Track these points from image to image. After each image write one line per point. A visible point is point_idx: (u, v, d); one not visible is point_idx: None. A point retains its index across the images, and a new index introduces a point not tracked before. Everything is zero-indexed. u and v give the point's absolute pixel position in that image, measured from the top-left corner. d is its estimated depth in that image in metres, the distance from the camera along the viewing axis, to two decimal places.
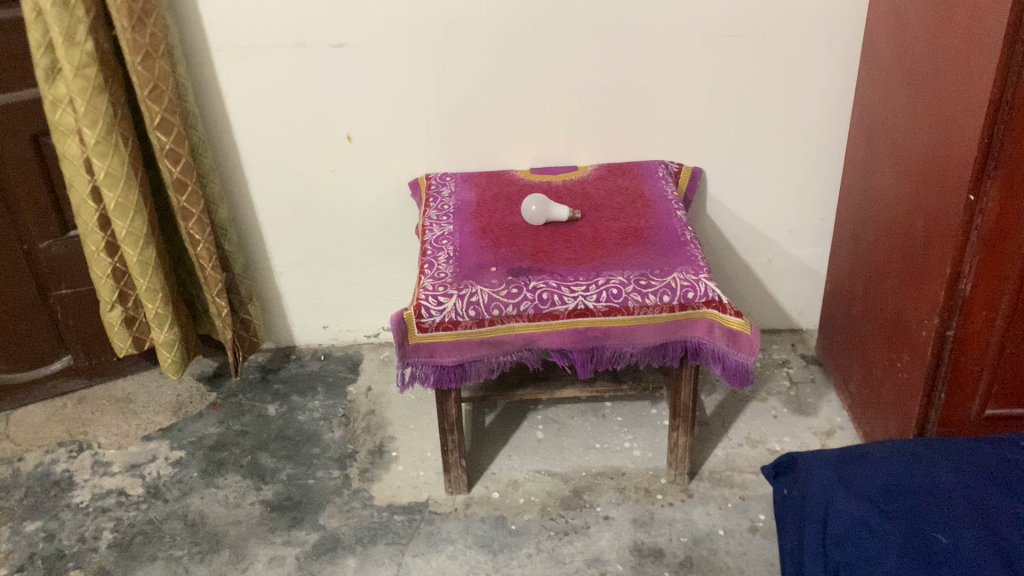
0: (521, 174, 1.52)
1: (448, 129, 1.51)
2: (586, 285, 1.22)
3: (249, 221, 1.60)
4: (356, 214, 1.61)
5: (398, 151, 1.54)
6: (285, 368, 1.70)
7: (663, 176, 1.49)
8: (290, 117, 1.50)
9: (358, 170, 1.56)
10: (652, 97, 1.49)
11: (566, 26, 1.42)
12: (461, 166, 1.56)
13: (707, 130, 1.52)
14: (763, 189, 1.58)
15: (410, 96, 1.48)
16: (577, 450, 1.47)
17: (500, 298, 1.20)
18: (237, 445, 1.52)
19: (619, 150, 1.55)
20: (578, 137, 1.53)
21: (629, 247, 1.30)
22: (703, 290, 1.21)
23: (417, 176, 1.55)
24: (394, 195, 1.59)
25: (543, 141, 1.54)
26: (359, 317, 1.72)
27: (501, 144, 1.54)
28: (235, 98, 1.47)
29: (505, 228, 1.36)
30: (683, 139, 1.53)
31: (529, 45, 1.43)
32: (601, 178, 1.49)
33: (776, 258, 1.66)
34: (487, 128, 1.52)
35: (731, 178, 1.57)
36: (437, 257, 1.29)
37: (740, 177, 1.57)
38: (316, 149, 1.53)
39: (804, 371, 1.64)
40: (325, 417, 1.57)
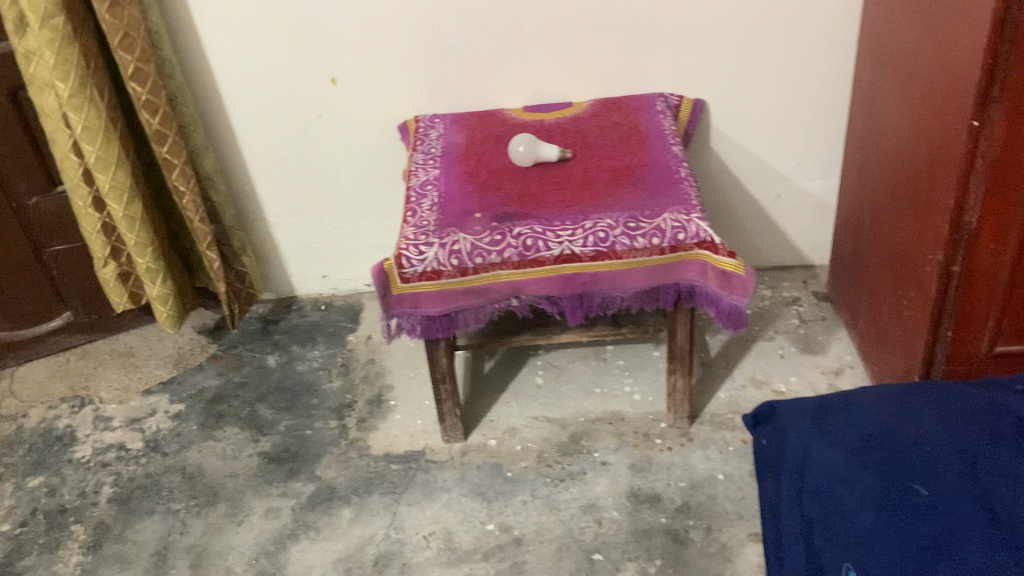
0: (513, 113, 1.46)
1: (437, 67, 1.46)
2: (573, 230, 1.17)
3: (239, 170, 1.57)
4: (347, 161, 1.57)
5: (386, 93, 1.49)
6: (285, 319, 1.69)
7: (662, 111, 1.43)
8: (273, 63, 1.45)
9: (347, 115, 1.51)
10: (647, 27, 1.42)
11: None
12: (452, 107, 1.51)
13: (707, 59, 1.45)
14: (767, 120, 1.51)
15: (396, 35, 1.42)
16: (577, 395, 1.45)
17: (483, 246, 1.17)
18: (236, 398, 1.52)
19: (615, 84, 1.48)
20: (572, 72, 1.47)
21: (620, 189, 1.25)
22: (694, 231, 1.16)
23: (407, 120, 1.50)
24: (385, 140, 1.54)
25: (536, 78, 1.48)
26: (359, 265, 1.70)
27: (492, 82, 1.48)
28: (216, 44, 1.43)
29: (493, 172, 1.31)
30: (683, 70, 1.46)
31: None
32: (595, 115, 1.43)
33: (785, 192, 1.60)
34: (477, 66, 1.46)
35: (732, 110, 1.50)
36: (421, 204, 1.26)
37: (742, 108, 1.50)
38: (303, 95, 1.49)
39: (815, 309, 1.59)
40: (324, 367, 1.56)
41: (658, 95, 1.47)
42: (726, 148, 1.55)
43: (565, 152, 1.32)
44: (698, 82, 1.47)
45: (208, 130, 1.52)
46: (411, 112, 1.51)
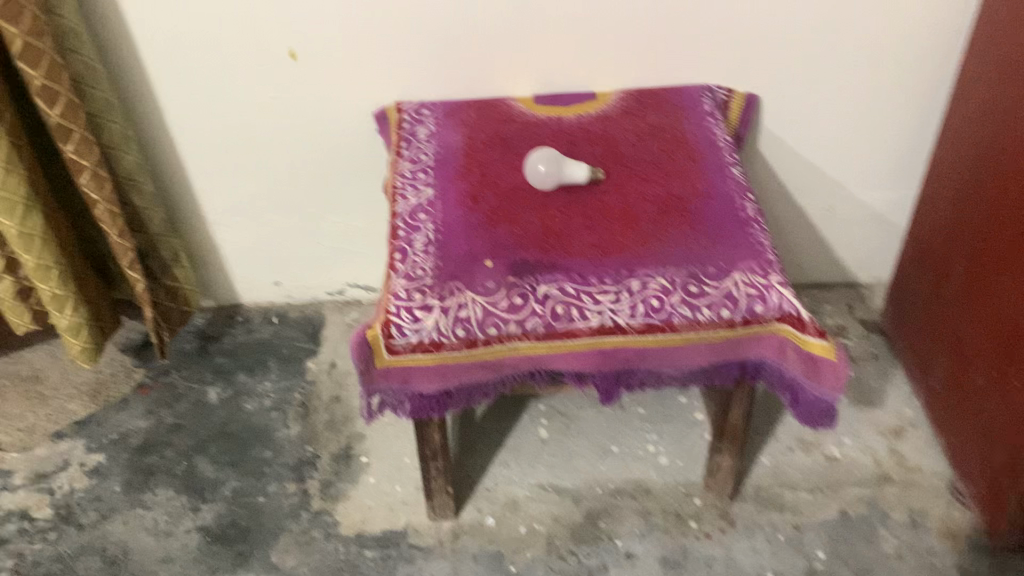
0: (523, 107, 1.16)
1: (429, 45, 1.15)
2: (616, 293, 0.90)
3: (170, 159, 1.24)
4: (308, 152, 1.26)
5: (361, 73, 1.17)
6: (228, 336, 1.39)
7: (710, 111, 1.14)
8: (214, 32, 1.11)
9: (309, 96, 1.19)
10: (701, 5, 1.11)
11: None
12: (444, 93, 1.20)
13: (769, 46, 1.15)
14: (828, 121, 1.24)
15: (377, 2, 1.10)
16: (592, 457, 1.19)
17: (497, 313, 0.89)
18: (169, 447, 1.23)
19: (650, 72, 1.19)
20: (599, 56, 1.17)
21: (671, 230, 0.96)
22: (775, 301, 0.89)
23: (387, 107, 1.19)
24: (357, 128, 1.23)
25: (553, 61, 1.17)
26: (320, 271, 1.40)
27: (497, 64, 1.17)
28: (136, 5, 1.08)
29: (503, 196, 1.02)
30: (737, 59, 1.17)
31: None
32: (627, 114, 1.13)
33: (838, 203, 1.34)
34: (480, 44, 1.15)
35: (789, 108, 1.22)
36: (413, 243, 0.96)
37: (801, 106, 1.22)
38: (255, 72, 1.16)
39: (864, 342, 1.35)
40: (277, 407, 1.28)
41: (701, 87, 1.18)
42: (776, 152, 1.28)
43: (596, 172, 1.02)
44: (753, 74, 1.18)
45: (126, 109, 1.18)
46: (391, 96, 1.20)
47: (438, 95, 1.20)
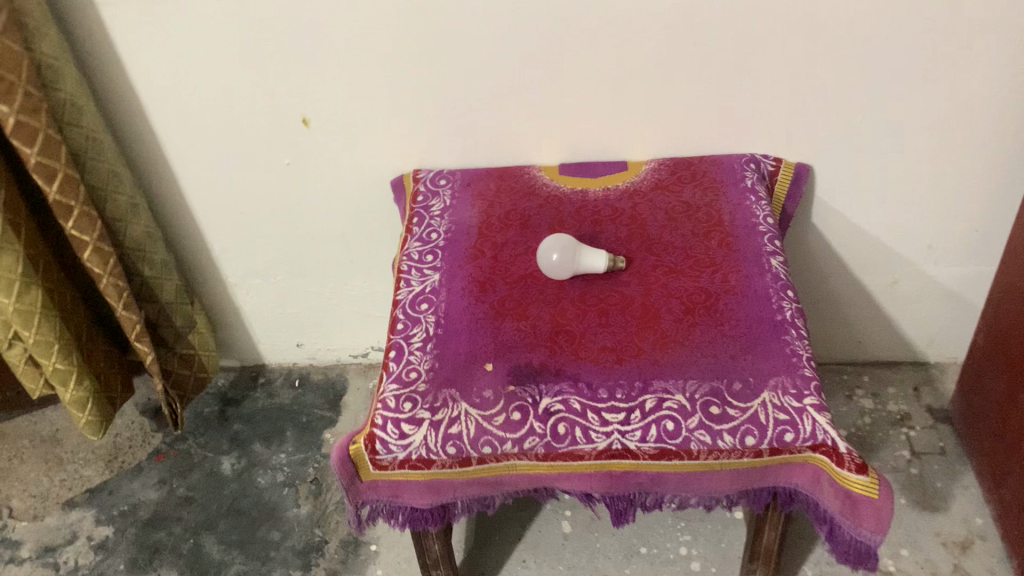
0: (548, 178, 1.07)
1: (449, 114, 1.06)
2: (626, 411, 0.80)
3: (185, 225, 1.20)
4: (325, 220, 1.19)
5: (377, 141, 1.10)
6: (249, 400, 1.35)
7: (753, 187, 1.02)
8: (222, 103, 1.05)
9: (324, 165, 1.13)
10: (747, 73, 1.00)
11: None
12: (466, 160, 1.12)
13: (825, 116, 1.03)
14: (892, 193, 1.11)
15: (392, 74, 1.02)
16: (616, 557, 1.10)
17: (492, 430, 0.80)
18: (178, 522, 1.19)
19: (690, 140, 1.08)
20: (634, 125, 1.06)
21: (695, 334, 0.86)
22: (809, 428, 0.78)
23: (404, 176, 1.12)
24: (375, 196, 1.16)
25: (582, 128, 1.07)
26: (343, 335, 1.34)
27: (523, 132, 1.08)
28: (141, 77, 1.02)
29: (513, 285, 0.93)
30: (787, 128, 1.05)
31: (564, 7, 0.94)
32: (660, 190, 1.03)
33: (904, 277, 1.20)
34: (503, 112, 1.06)
35: (847, 180, 1.10)
36: (410, 339, 0.88)
37: (861, 177, 1.10)
38: (267, 140, 1.09)
39: (930, 434, 1.21)
40: (290, 483, 1.23)
41: (744, 158, 1.06)
42: (833, 223, 1.15)
43: (617, 259, 0.92)
44: (805, 144, 1.07)
45: (138, 176, 1.14)
46: (410, 164, 1.13)
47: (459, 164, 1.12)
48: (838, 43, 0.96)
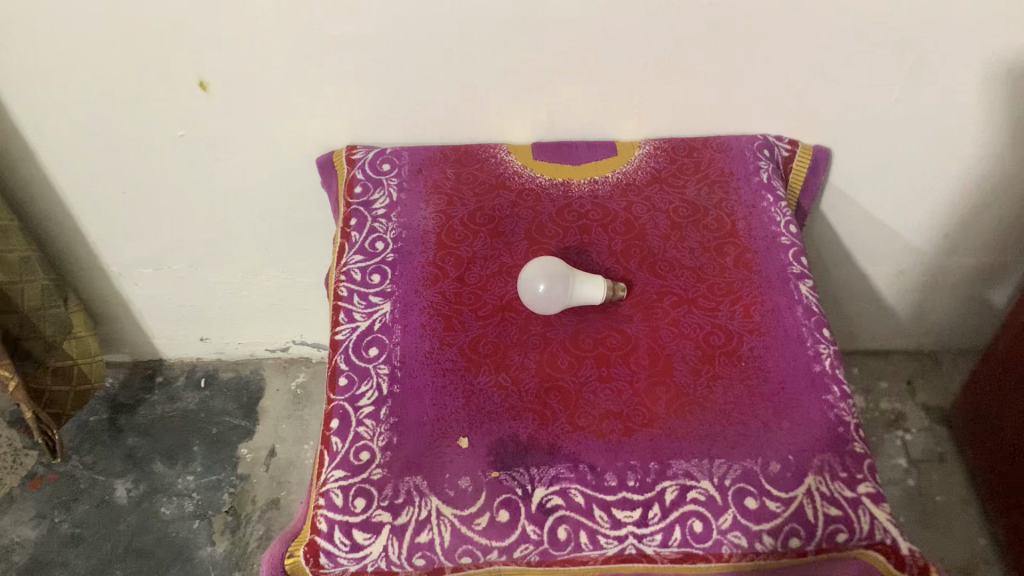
0: (519, 163, 0.86)
1: (394, 83, 0.83)
2: (641, 508, 0.63)
3: (50, 209, 0.94)
4: (234, 202, 0.95)
5: (302, 113, 0.86)
6: (144, 405, 1.13)
7: (769, 181, 0.84)
8: (91, 68, 0.79)
9: (232, 140, 0.88)
10: (775, 43, 0.79)
11: None
12: (413, 135, 0.89)
13: (862, 97, 0.84)
14: (919, 185, 0.94)
15: (322, 30, 0.77)
16: None
17: (472, 537, 0.62)
18: (64, 570, 0.99)
19: (692, 117, 0.88)
20: (626, 99, 0.86)
21: (719, 391, 0.69)
22: (865, 526, 0.63)
23: (335, 152, 0.88)
24: (298, 176, 0.93)
25: (561, 102, 0.86)
26: (259, 327, 1.13)
27: (487, 104, 0.86)
28: None
29: (487, 321, 0.73)
30: (811, 108, 0.86)
31: None
32: (657, 185, 0.84)
33: (910, 266, 1.06)
34: (463, 81, 0.83)
35: (870, 168, 0.93)
36: (358, 399, 0.69)
37: (887, 166, 0.92)
38: (154, 111, 0.84)
39: (926, 438, 1.11)
40: (200, 514, 1.03)
41: (754, 142, 0.88)
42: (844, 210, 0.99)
43: (614, 288, 0.74)
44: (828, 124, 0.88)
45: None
46: (342, 140, 0.89)
47: (403, 140, 0.90)
48: (898, 10, 0.76)
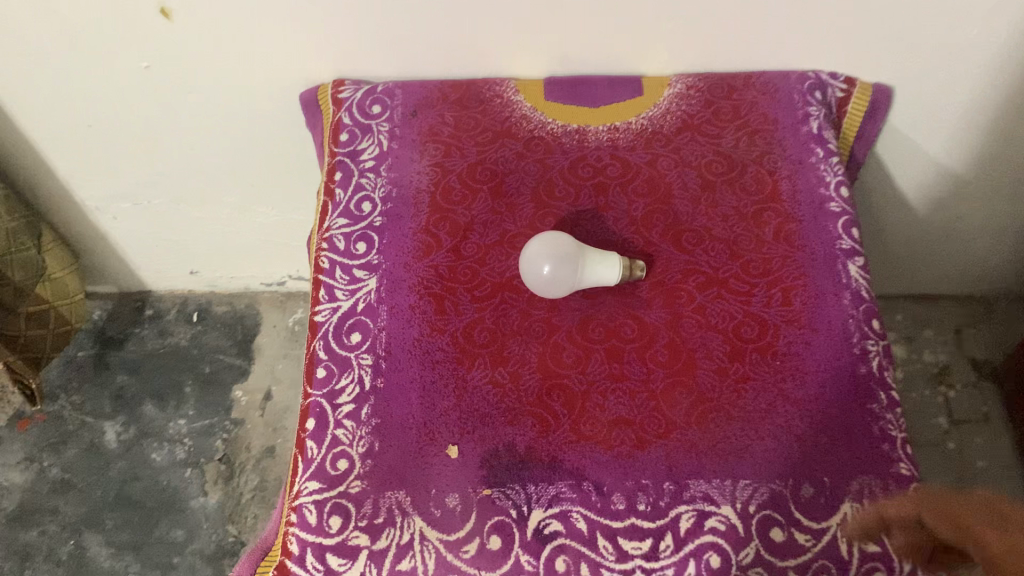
0: (529, 106, 0.74)
1: (382, 12, 0.71)
2: (652, 538, 0.56)
3: (10, 145, 0.85)
4: (211, 134, 0.85)
5: (279, 44, 0.74)
6: (134, 340, 1.07)
7: (819, 131, 0.72)
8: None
9: (200, 73, 0.77)
10: None
11: None
12: (409, 68, 0.78)
13: (939, 36, 0.70)
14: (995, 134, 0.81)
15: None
16: None
17: (459, 567, 0.55)
18: (53, 518, 0.95)
19: (731, 50, 0.75)
20: (655, 31, 0.73)
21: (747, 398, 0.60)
22: (905, 566, 0.55)
23: (320, 88, 0.77)
24: (280, 111, 0.82)
25: (578, 33, 0.73)
26: (251, 262, 1.04)
27: (491, 35, 0.73)
28: None
29: (484, 304, 0.64)
30: (875, 48, 0.73)
31: None
32: (688, 133, 0.72)
33: (972, 216, 0.94)
34: (463, 11, 0.71)
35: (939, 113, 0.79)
36: (338, 395, 0.61)
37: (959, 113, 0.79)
38: (109, 41, 0.73)
39: (972, 396, 1.02)
40: (192, 462, 0.99)
41: (804, 82, 0.74)
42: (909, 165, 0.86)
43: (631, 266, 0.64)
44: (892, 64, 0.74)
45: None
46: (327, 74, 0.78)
47: (397, 74, 0.78)
48: None
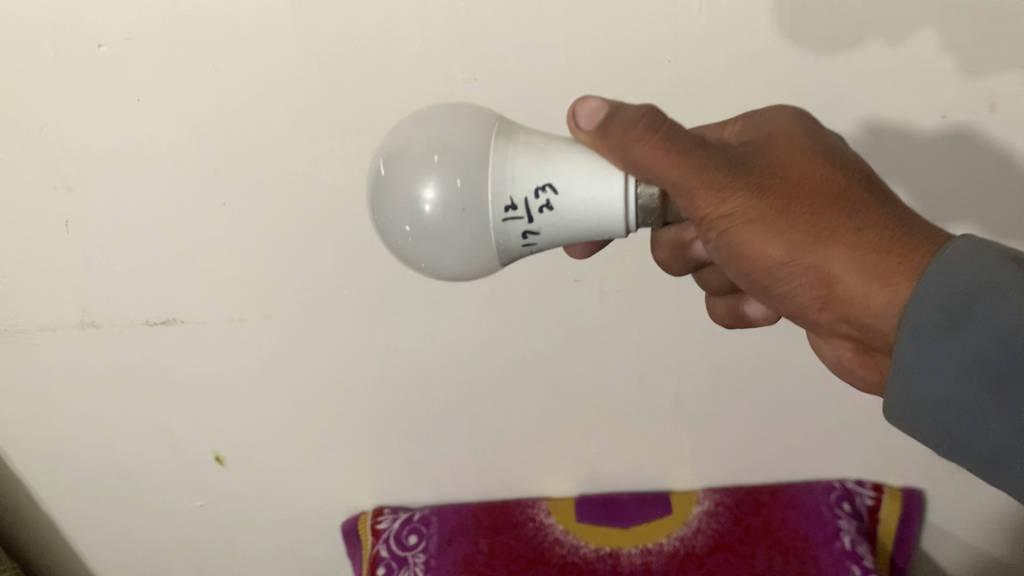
0: (563, 526, 0.91)
1: (420, 450, 0.92)
2: None
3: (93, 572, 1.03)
4: (251, 492, 0.95)
5: (319, 488, 0.95)
6: None
7: (850, 546, 0.86)
8: (122, 463, 0.91)
9: (242, 505, 0.96)
10: (762, 387, 0.85)
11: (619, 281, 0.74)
12: (436, 498, 0.97)
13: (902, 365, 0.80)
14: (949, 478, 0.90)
15: (346, 378, 0.84)
16: None
17: None
18: None
19: (692, 402, 0.87)
20: (666, 455, 0.93)
21: (813, 327, 0.44)
22: None
23: (360, 518, 0.95)
24: (322, 532, 0.99)
25: (593, 459, 0.94)
26: None
27: (497, 408, 0.88)
28: (37, 449, 0.89)
29: None
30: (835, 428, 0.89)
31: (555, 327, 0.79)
32: (721, 552, 0.87)
33: None
34: (485, 447, 0.92)
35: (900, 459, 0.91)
36: None
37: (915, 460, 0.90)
38: (174, 485, 0.94)
39: None
40: None
41: (831, 493, 0.92)
42: (914, 524, 0.93)
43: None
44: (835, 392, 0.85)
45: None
46: (355, 454, 0.92)
47: (421, 454, 0.92)
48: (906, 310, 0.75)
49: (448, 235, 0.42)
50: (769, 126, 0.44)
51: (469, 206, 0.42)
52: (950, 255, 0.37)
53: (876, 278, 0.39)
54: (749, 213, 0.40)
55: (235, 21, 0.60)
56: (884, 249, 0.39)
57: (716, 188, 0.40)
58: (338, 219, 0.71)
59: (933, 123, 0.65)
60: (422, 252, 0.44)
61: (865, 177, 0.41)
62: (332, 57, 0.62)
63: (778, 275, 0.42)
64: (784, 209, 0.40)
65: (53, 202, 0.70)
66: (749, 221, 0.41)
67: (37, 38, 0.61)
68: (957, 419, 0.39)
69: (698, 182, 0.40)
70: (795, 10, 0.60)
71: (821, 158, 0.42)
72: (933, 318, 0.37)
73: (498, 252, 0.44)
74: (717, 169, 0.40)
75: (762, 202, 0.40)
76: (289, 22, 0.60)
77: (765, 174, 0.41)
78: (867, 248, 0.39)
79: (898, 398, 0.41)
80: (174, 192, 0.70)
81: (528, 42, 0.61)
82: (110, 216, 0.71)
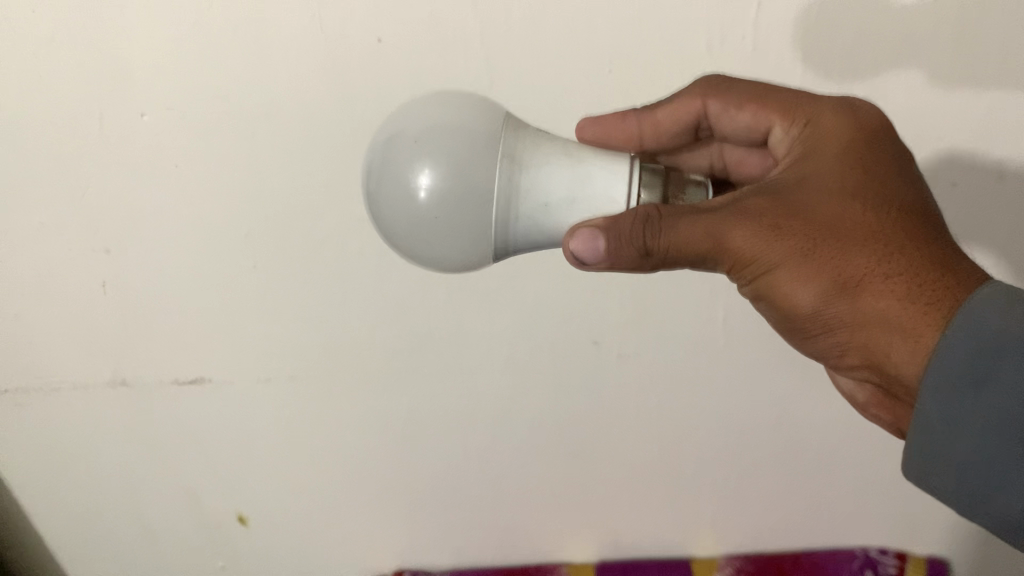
0: None
1: (441, 514, 0.92)
2: None
3: None
4: (273, 553, 0.95)
5: (340, 550, 0.95)
6: None
7: None
8: (146, 523, 0.92)
9: (264, 566, 0.96)
10: (782, 452, 0.85)
11: (640, 343, 0.76)
12: (456, 563, 0.97)
13: None
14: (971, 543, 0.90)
15: (369, 440, 0.85)
16: None
17: None
18: None
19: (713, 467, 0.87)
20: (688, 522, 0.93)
21: (843, 369, 0.45)
22: None
23: None
24: None
25: (615, 525, 0.93)
26: None
27: (519, 470, 0.88)
28: (64, 509, 0.90)
29: None
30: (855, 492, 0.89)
31: (577, 390, 0.80)
32: None
33: None
34: (506, 512, 0.92)
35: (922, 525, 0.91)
36: None
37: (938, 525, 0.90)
38: (196, 546, 0.94)
39: None
40: None
41: (853, 562, 0.93)
42: None
43: (652, 180, 0.47)
44: (855, 455, 0.86)
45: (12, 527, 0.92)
46: (377, 515, 0.92)
47: (442, 517, 0.92)
48: None
49: (441, 226, 0.44)
50: (806, 167, 0.45)
51: (465, 210, 0.44)
52: (970, 306, 0.38)
53: (902, 326, 0.40)
54: (771, 265, 0.42)
55: (277, 92, 0.63)
56: (909, 297, 0.40)
57: (737, 241, 0.42)
58: (367, 282, 0.73)
59: (944, 190, 0.68)
60: (416, 245, 0.47)
61: (901, 216, 0.42)
62: (365, 127, 0.65)
63: (805, 322, 0.43)
64: (808, 259, 0.41)
65: (93, 265, 0.72)
66: (770, 274, 0.42)
67: (90, 107, 0.64)
68: (985, 480, 0.39)
69: (715, 239, 0.42)
70: (808, 83, 0.63)
71: (853, 201, 0.42)
72: (960, 374, 0.38)
73: (492, 247, 0.46)
74: (734, 224, 0.42)
75: (784, 254, 0.41)
76: (325, 91, 0.63)
77: (781, 227, 0.42)
78: (891, 295, 0.40)
79: (921, 451, 0.41)
80: (208, 255, 0.72)
81: (555, 113, 0.64)
82: (148, 278, 0.73)
